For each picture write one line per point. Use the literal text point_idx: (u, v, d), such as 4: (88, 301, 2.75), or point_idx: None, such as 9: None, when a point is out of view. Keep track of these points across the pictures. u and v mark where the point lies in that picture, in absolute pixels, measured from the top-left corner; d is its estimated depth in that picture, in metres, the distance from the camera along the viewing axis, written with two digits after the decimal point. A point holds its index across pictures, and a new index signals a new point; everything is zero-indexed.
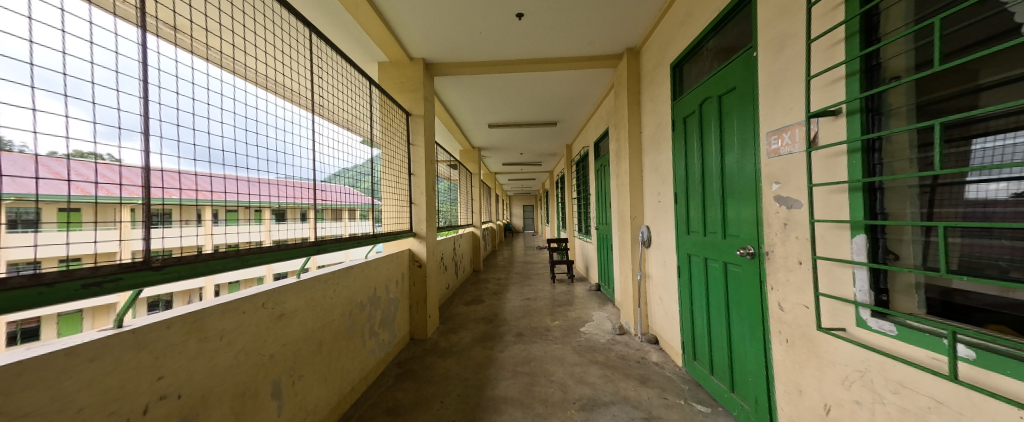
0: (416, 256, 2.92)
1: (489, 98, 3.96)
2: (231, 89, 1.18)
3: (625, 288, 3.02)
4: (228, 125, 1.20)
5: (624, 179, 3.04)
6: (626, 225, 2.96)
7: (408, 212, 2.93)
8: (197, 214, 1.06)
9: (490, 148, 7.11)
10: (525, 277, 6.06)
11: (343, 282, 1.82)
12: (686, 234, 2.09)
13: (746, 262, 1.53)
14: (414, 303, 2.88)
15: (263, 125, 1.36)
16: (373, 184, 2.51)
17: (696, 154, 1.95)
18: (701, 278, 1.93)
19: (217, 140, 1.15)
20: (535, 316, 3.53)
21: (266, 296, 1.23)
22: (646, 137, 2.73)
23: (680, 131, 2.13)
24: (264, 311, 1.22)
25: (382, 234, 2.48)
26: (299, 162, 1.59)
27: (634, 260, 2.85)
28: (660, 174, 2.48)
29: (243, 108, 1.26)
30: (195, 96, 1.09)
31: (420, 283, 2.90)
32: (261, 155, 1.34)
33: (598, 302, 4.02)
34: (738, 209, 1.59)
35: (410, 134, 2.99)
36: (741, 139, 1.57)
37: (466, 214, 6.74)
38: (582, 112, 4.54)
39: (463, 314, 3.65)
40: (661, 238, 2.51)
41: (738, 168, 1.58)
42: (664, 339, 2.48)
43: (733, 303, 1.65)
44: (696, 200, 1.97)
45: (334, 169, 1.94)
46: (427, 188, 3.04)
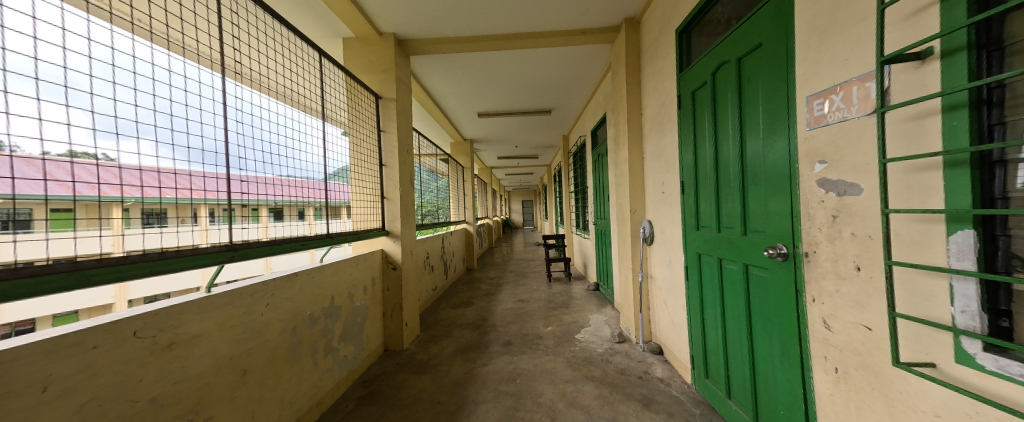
0: (389, 257, 2.60)
1: (474, 82, 3.63)
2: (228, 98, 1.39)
3: (625, 290, 2.70)
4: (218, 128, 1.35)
5: (623, 169, 2.71)
6: (625, 220, 2.63)
7: (379, 207, 2.59)
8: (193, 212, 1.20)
9: (483, 140, 6.75)
10: (520, 275, 5.74)
11: (280, 294, 1.55)
12: (695, 230, 1.77)
13: (774, 265, 1.20)
14: (388, 310, 2.58)
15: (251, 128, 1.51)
16: (333, 175, 2.19)
17: (708, 137, 1.62)
18: (714, 281, 1.61)
19: (199, 140, 1.26)
20: (526, 321, 3.21)
21: (141, 320, 1.01)
22: (648, 120, 2.39)
23: (688, 108, 1.79)
24: (138, 341, 1.00)
25: (341, 234, 2.14)
26: (283, 160, 1.70)
27: (634, 260, 2.53)
28: (663, 159, 2.16)
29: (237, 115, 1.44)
30: (183, 100, 1.21)
31: (394, 287, 2.59)
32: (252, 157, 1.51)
33: (596, 304, 3.69)
34: (762, 199, 1.26)
35: (381, 120, 2.64)
36: (767, 111, 1.23)
37: (459, 210, 6.41)
38: (579, 98, 4.18)
39: (448, 319, 3.34)
40: (665, 235, 2.19)
41: (763, 148, 1.25)
42: (669, 349, 2.17)
43: (756, 314, 1.33)
44: (706, 188, 1.66)
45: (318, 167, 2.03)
46: (402, 181, 2.71)
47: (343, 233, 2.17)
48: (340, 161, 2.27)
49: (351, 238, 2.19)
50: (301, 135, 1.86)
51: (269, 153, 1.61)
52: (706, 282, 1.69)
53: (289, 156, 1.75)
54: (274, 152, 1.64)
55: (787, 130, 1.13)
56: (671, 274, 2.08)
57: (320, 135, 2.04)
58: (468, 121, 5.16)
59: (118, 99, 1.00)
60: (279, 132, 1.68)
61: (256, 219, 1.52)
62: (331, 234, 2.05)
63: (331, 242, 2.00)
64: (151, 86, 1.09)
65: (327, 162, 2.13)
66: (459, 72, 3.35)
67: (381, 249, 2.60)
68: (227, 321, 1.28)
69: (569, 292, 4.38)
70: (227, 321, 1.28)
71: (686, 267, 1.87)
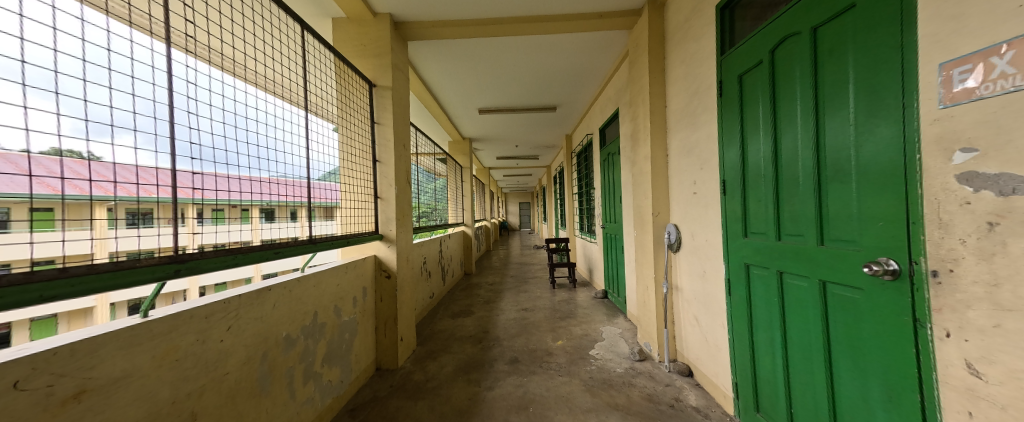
0: (382, 264, 2.31)
1: (477, 73, 3.35)
2: (217, 83, 1.18)
3: (645, 302, 2.44)
4: (205, 118, 1.16)
5: (642, 167, 2.45)
6: (646, 224, 2.37)
7: (373, 208, 2.29)
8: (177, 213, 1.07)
9: (481, 139, 6.47)
10: (521, 281, 5.45)
11: (255, 311, 1.17)
12: (742, 237, 1.52)
13: (874, 285, 0.95)
14: (380, 324, 2.28)
15: (241, 118, 1.31)
16: (320, 172, 1.88)
17: (764, 129, 1.38)
18: (774, 299, 1.35)
19: (178, 131, 1.07)
20: (533, 334, 2.92)
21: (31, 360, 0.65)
22: (676, 113, 2.14)
23: (735, 96, 1.54)
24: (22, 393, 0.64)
25: (329, 238, 1.82)
26: (272, 154, 1.47)
27: (657, 269, 2.26)
28: (696, 156, 1.90)
29: (224, 102, 1.23)
30: (153, 81, 1.02)
31: (388, 298, 2.29)
32: (244, 152, 1.31)
33: (607, 314, 3.42)
34: (854, 201, 1.01)
35: (375, 110, 2.34)
36: (860, 92, 0.98)
37: (457, 211, 6.12)
38: (588, 92, 3.92)
39: (447, 331, 3.04)
40: (697, 241, 1.92)
41: (856, 138, 0.99)
42: (702, 372, 1.90)
43: (839, 344, 1.07)
44: (759, 191, 1.42)
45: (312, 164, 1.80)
46: (398, 179, 2.41)
47: (332, 237, 1.85)
48: (329, 156, 1.99)
49: (340, 243, 1.86)
50: (292, 128, 1.64)
51: (257, 146, 1.38)
52: (758, 301, 1.44)
53: (279, 150, 1.53)
54: (263, 145, 1.42)
55: (900, 112, 0.87)
56: (707, 287, 1.82)
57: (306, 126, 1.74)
58: (468, 117, 4.88)
59: (85, 78, 0.82)
60: (269, 123, 1.46)
61: (245, 220, 1.34)
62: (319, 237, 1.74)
63: (314, 248, 1.67)
64: (117, 62, 0.89)
65: (320, 159, 1.89)
66: (461, 61, 3.08)
67: (374, 255, 2.30)
68: (173, 352, 0.89)
69: (575, 300, 4.10)
70: (174, 351, 0.89)
71: (729, 284, 1.62)
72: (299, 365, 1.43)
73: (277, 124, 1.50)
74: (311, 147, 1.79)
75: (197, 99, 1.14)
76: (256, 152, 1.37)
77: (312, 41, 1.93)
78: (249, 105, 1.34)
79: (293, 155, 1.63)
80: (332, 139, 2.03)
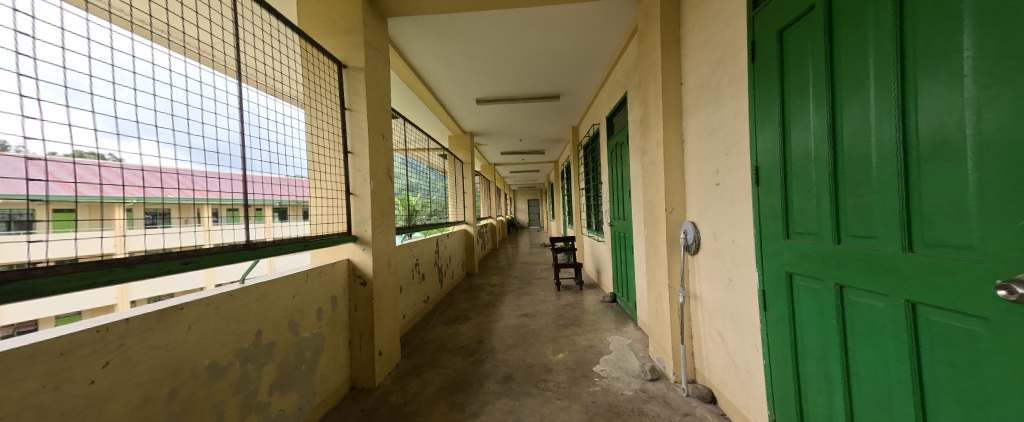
0: (356, 269, 2.07)
1: (470, 56, 3.07)
2: (67, 36, 0.89)
3: (658, 311, 2.12)
4: (54, 84, 0.86)
5: (653, 156, 2.13)
6: (658, 222, 2.06)
7: (345, 205, 2.06)
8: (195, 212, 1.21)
9: (484, 132, 6.18)
10: (526, 282, 5.15)
11: (150, 341, 1.04)
12: (783, 239, 1.19)
13: (1012, 314, 0.62)
14: (356, 337, 2.05)
15: (126, 88, 1.01)
16: (283, 165, 1.69)
17: (819, 96, 1.03)
18: (830, 323, 1.02)
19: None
20: (532, 344, 2.64)
21: None
22: (693, 89, 1.81)
23: (773, 55, 1.20)
24: None
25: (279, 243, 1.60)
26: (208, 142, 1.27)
27: (671, 275, 1.94)
28: (718, 138, 1.57)
29: (88, 64, 0.93)
30: None
31: (364, 308, 2.05)
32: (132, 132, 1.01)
33: (615, 321, 3.09)
34: (977, 190, 0.67)
35: (348, 96, 2.09)
36: (1001, 17, 0.63)
37: (458, 209, 5.86)
38: (595, 76, 3.58)
39: (438, 341, 2.79)
40: (720, 242, 1.60)
41: (971, 99, 0.67)
42: (728, 402, 1.58)
43: (937, 397, 0.75)
44: (807, 180, 1.10)
45: (270, 156, 1.60)
46: (375, 174, 2.16)
47: (282, 240, 1.62)
48: (284, 144, 1.71)
49: (291, 248, 1.64)
50: (221, 109, 1.36)
51: (184, 132, 1.18)
52: (805, 323, 1.11)
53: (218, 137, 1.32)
54: (193, 131, 1.22)
55: None
56: (733, 299, 1.51)
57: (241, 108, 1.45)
58: (466, 108, 4.61)
59: None
60: (195, 105, 1.25)
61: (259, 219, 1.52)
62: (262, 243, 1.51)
63: (256, 255, 1.43)
64: None
65: (282, 150, 1.69)
66: (450, 41, 2.81)
67: (347, 259, 2.07)
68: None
69: (581, 304, 3.77)
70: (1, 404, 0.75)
71: (764, 297, 1.30)
72: (233, 398, 1.28)
73: (193, 101, 1.23)
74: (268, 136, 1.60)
75: (38, 57, 0.83)
76: (183, 139, 1.17)
77: (250, 8, 1.66)
78: (134, 72, 1.04)
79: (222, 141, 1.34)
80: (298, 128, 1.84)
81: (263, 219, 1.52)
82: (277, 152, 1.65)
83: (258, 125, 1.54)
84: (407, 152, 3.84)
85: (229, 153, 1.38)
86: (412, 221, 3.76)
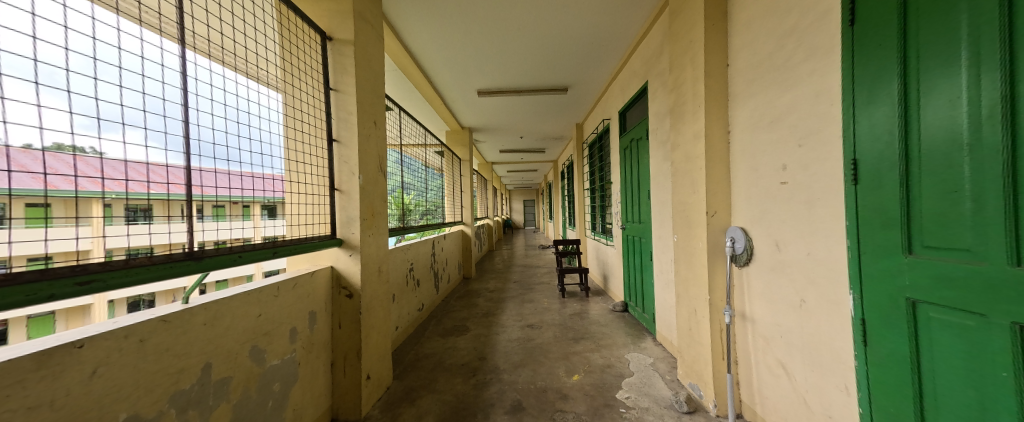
0: (341, 279, 1.73)
1: (474, 38, 2.75)
2: None
3: (693, 331, 1.82)
4: None
5: (688, 150, 1.84)
6: (695, 227, 1.77)
7: (329, 203, 1.71)
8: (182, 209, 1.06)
9: (483, 128, 5.85)
10: (527, 288, 4.84)
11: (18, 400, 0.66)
12: (903, 256, 0.91)
13: None
14: (339, 360, 1.70)
15: None
16: (252, 152, 1.35)
17: (982, 59, 0.73)
18: (996, 376, 0.74)
19: None
20: (541, 363, 2.33)
21: None
22: (748, 71, 1.52)
23: (899, 10, 0.90)
24: None
25: (245, 248, 1.25)
26: (139, 115, 0.93)
27: (713, 290, 1.65)
28: (788, 126, 1.28)
29: None
30: None
31: (350, 325, 1.71)
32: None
33: (630, 335, 2.81)
34: None
35: (333, 73, 1.73)
36: None
37: (455, 209, 5.52)
38: (608, 65, 3.30)
39: (435, 358, 2.46)
40: (786, 254, 1.31)
41: None
42: None
43: None
44: (945, 177, 0.81)
45: (236, 141, 1.27)
46: (365, 165, 1.82)
47: (247, 245, 1.28)
48: (251, 124, 1.35)
49: (258, 256, 1.30)
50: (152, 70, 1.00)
51: (94, 97, 0.84)
52: (938, 369, 0.84)
53: (153, 110, 0.99)
54: (105, 97, 0.86)
55: None
56: (808, 324, 1.21)
57: (180, 70, 1.10)
58: (466, 101, 4.28)
59: None
60: (110, 60, 0.88)
61: (246, 217, 1.35)
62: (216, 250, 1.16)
63: (206, 266, 1.08)
64: None
65: (252, 134, 1.35)
66: (454, 20, 2.48)
67: (331, 266, 1.73)
68: None
69: (589, 314, 3.47)
70: None
71: (862, 329, 1.02)
72: None
73: (106, 55, 0.87)
74: (233, 115, 1.26)
75: None
76: (98, 109, 0.84)
77: None
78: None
79: (154, 114, 0.99)
80: (271, 109, 1.50)
81: (251, 217, 1.36)
82: (245, 137, 1.31)
83: (218, 101, 1.21)
84: (401, 147, 3.50)
85: (163, 131, 1.02)
86: (405, 221, 3.43)
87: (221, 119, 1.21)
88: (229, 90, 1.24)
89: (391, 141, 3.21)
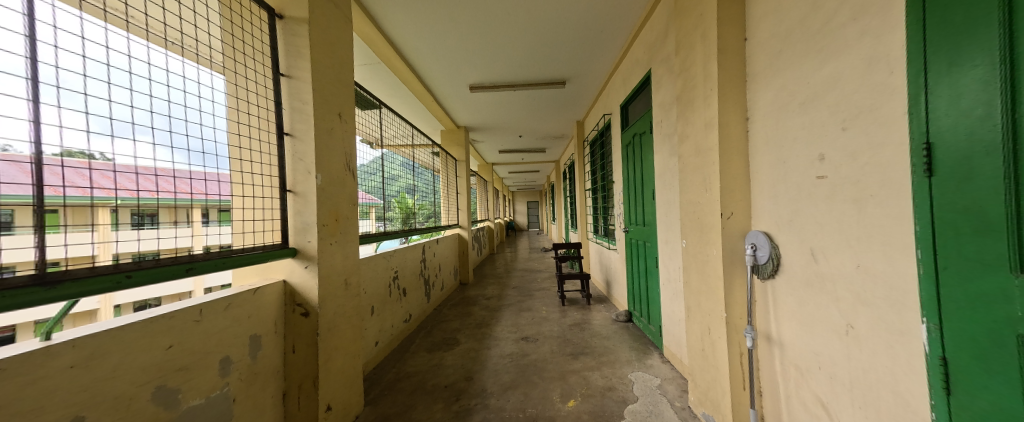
0: (295, 295, 1.51)
1: (460, 26, 2.52)
2: None
3: (707, 353, 1.55)
4: None
5: (696, 142, 1.58)
6: (707, 231, 1.51)
7: (280, 207, 1.50)
8: (187, 215, 1.14)
9: (480, 127, 5.62)
10: (526, 295, 4.57)
11: None
12: (1009, 276, 0.63)
13: None
14: (293, 387, 1.48)
15: None
16: (178, 149, 1.09)
17: None
18: None
19: None
20: (534, 385, 2.08)
21: None
22: (772, 43, 1.25)
23: None
24: None
25: (136, 265, 0.95)
26: None
27: (730, 306, 1.37)
28: (828, 105, 1.02)
29: None
30: None
31: (305, 347, 1.49)
32: None
33: (634, 350, 2.54)
34: None
35: (284, 57, 1.52)
36: None
37: (450, 212, 5.28)
38: (607, 54, 3.05)
39: (416, 377, 2.22)
40: (826, 266, 1.04)
41: None
42: None
43: None
44: None
45: (137, 132, 0.97)
46: (326, 164, 1.59)
47: (144, 261, 0.98)
48: (156, 110, 1.04)
49: (161, 275, 0.99)
50: None
51: None
52: None
53: None
54: None
55: None
56: (858, 359, 0.94)
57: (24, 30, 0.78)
58: (458, 97, 4.06)
59: None
60: None
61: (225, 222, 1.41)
62: (90, 269, 0.86)
63: (68, 289, 0.80)
64: None
65: (187, 130, 1.13)
66: (436, 4, 2.26)
67: (284, 280, 1.51)
68: None
69: (590, 324, 3.21)
70: None
71: (945, 373, 0.74)
72: None
73: None
74: (139, 103, 1.00)
75: None
76: None
77: None
78: None
79: None
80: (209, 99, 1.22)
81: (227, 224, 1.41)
82: (145, 126, 1.00)
83: (106, 82, 0.92)
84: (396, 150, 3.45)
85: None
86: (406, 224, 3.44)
87: (100, 101, 0.91)
88: (132, 72, 0.99)
89: (368, 140, 2.75)
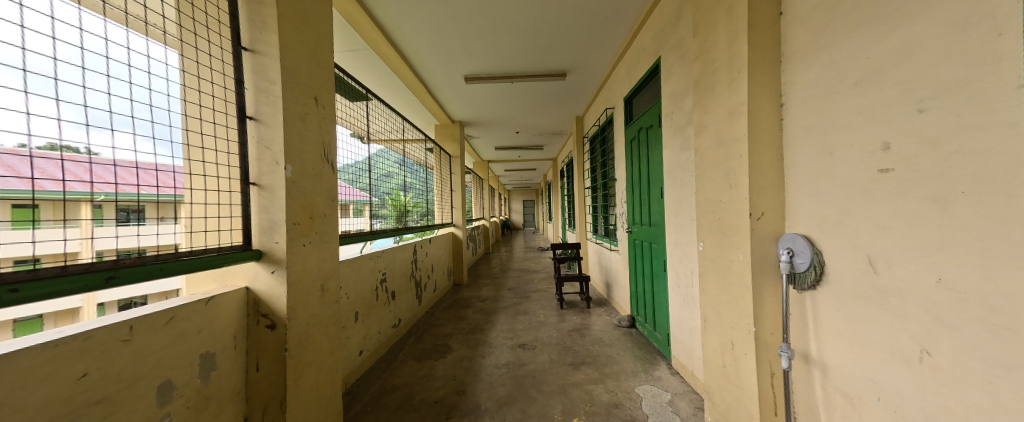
0: (260, 303, 1.30)
1: (454, 8, 2.32)
2: None
3: (729, 370, 1.37)
4: None
5: (718, 133, 1.40)
6: (731, 233, 1.33)
7: (242, 202, 1.29)
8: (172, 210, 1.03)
9: (476, 122, 5.41)
10: (522, 297, 4.38)
11: None
12: None
13: None
14: (255, 411, 1.28)
15: None
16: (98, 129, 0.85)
17: None
18: None
19: None
20: (533, 399, 1.90)
21: None
22: (818, 15, 1.07)
23: None
24: None
25: (29, 274, 0.75)
26: None
27: (760, 319, 1.20)
28: (895, 85, 0.84)
29: None
30: None
31: (270, 364, 1.29)
32: None
33: (639, 359, 2.38)
34: None
35: (246, 28, 1.30)
36: None
37: (444, 210, 5.07)
38: (612, 43, 2.87)
39: (404, 390, 2.03)
40: (888, 277, 0.87)
41: None
42: None
43: None
44: None
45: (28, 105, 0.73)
46: (298, 153, 1.39)
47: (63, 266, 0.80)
48: (61, 79, 0.79)
49: (69, 288, 0.78)
50: None
51: None
52: None
53: None
54: None
55: None
56: (937, 393, 0.77)
57: None
58: (453, 89, 3.85)
59: None
60: None
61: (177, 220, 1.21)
62: None
63: None
64: None
65: (112, 107, 0.89)
66: None
67: (246, 286, 1.30)
68: None
69: (590, 330, 3.04)
70: None
71: None
72: None
73: None
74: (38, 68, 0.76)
75: None
76: None
77: None
78: None
79: None
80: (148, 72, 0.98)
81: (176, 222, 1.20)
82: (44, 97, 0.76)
83: None
84: (389, 143, 3.23)
85: None
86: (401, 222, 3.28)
87: None
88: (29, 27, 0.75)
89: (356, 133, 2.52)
